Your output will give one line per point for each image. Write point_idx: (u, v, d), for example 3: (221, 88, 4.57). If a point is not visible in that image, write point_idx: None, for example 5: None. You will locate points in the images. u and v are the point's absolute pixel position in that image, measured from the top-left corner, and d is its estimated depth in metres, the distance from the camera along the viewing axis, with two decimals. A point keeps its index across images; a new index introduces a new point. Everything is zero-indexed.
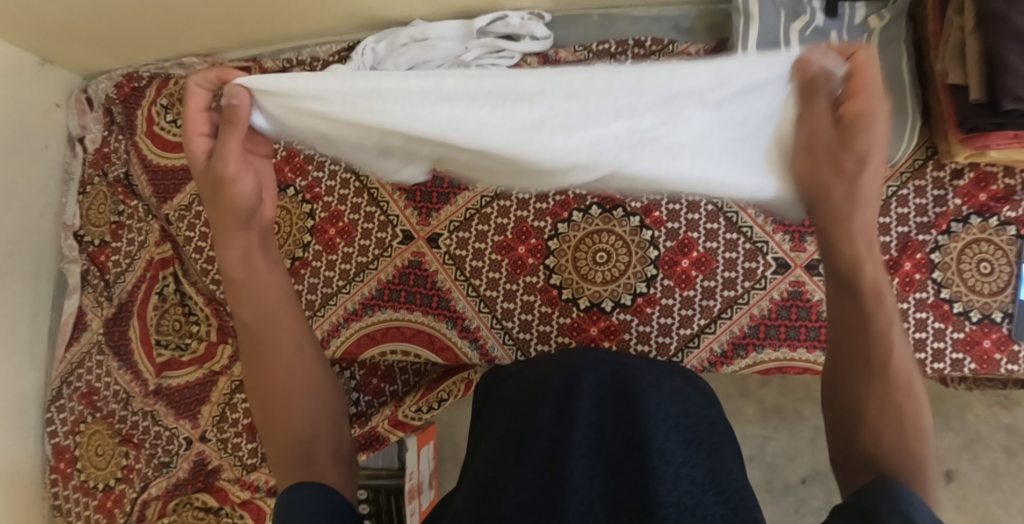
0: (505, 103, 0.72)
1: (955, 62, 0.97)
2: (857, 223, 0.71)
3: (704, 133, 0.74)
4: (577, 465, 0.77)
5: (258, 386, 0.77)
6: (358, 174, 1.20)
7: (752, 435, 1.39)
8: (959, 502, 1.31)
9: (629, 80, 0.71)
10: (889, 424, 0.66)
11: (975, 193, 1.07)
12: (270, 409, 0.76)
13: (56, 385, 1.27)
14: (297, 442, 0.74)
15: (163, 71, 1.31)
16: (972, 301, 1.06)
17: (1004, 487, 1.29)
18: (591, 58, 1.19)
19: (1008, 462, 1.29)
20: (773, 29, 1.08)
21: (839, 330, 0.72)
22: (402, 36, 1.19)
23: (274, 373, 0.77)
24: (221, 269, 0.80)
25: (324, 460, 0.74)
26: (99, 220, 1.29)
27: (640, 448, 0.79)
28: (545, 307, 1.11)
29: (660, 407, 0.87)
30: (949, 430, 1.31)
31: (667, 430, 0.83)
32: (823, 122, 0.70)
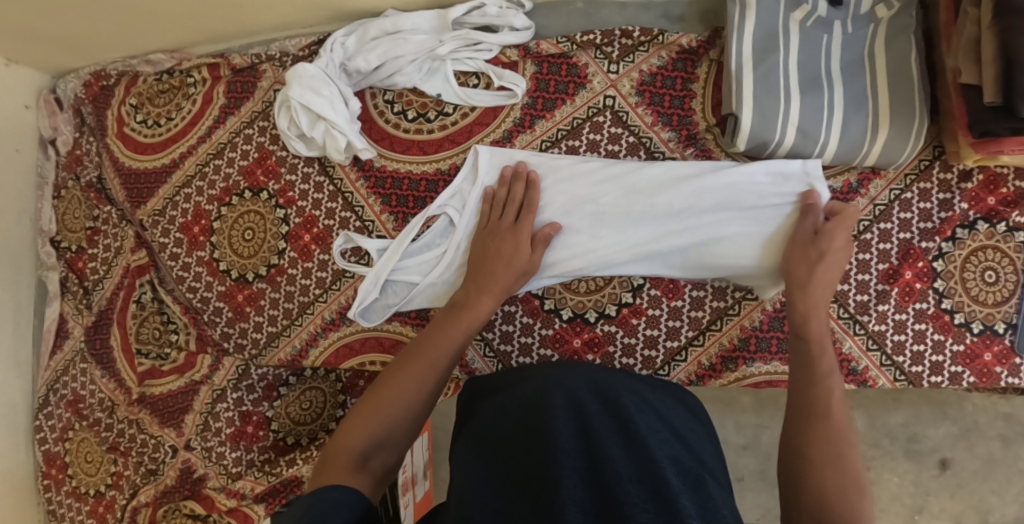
0: (583, 188, 1.04)
1: (969, 58, 0.89)
2: (817, 327, 0.91)
3: (711, 221, 1.00)
4: (569, 496, 0.74)
5: (384, 383, 0.86)
6: (333, 178, 1.14)
7: (746, 424, 1.33)
8: (955, 490, 1.21)
9: (659, 182, 1.02)
10: (836, 481, 0.78)
11: (983, 196, 1.01)
12: (376, 408, 0.83)
13: (43, 393, 1.27)
14: (362, 445, 0.80)
15: (131, 69, 1.25)
16: (975, 311, 1.00)
17: (1000, 475, 1.20)
18: (575, 50, 1.10)
19: (1005, 452, 1.20)
20: (771, 17, 1.00)
21: (798, 407, 0.86)
22: (373, 29, 1.12)
23: (401, 384, 0.85)
24: (454, 307, 0.95)
25: (368, 475, 0.78)
26: (75, 226, 1.27)
27: (643, 480, 0.77)
28: (527, 318, 1.07)
29: (650, 429, 0.84)
30: (946, 419, 1.22)
31: (662, 458, 0.80)
32: (813, 221, 0.95)
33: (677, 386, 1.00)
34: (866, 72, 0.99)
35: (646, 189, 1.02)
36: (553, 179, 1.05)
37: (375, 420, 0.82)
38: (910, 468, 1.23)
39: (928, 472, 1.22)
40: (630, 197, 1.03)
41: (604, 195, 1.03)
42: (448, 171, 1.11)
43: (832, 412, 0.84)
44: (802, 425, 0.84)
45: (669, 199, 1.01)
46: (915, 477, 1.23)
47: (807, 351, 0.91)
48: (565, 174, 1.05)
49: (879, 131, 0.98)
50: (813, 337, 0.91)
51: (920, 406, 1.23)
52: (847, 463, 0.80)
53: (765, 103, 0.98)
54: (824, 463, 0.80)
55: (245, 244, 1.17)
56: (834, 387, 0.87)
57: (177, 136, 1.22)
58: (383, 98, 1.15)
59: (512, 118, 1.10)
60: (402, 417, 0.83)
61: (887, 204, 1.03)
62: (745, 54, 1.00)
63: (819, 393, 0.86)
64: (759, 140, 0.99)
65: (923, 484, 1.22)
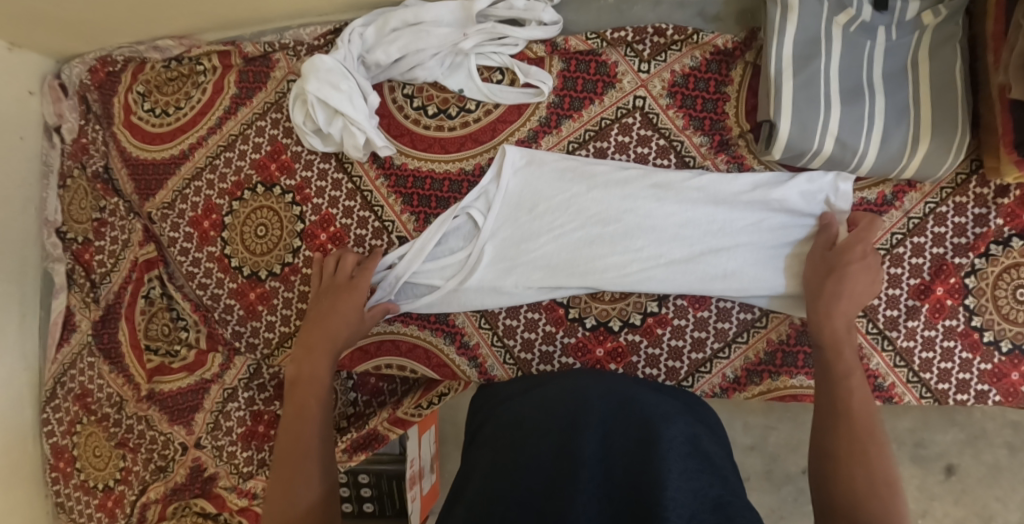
0: (616, 190, 1.02)
1: (1019, 75, 0.86)
2: (845, 341, 0.91)
3: (742, 238, 0.99)
4: (581, 513, 0.73)
5: (286, 463, 0.88)
6: (352, 175, 1.11)
7: (754, 424, 1.31)
8: (958, 497, 1.21)
9: (693, 193, 1.00)
10: (866, 479, 0.77)
11: (1019, 213, 0.98)
12: (286, 488, 0.85)
13: (50, 385, 1.24)
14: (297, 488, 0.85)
15: (138, 55, 1.21)
16: (1004, 330, 0.99)
17: (1005, 481, 1.19)
18: (604, 47, 1.06)
19: (1011, 459, 1.19)
20: (814, 21, 0.96)
21: (827, 408, 0.85)
22: (394, 20, 1.07)
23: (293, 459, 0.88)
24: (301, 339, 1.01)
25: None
26: (82, 217, 1.24)
27: (649, 491, 0.75)
28: (550, 326, 1.05)
29: (672, 442, 0.82)
30: (954, 425, 1.21)
31: (679, 472, 0.77)
32: (831, 236, 0.96)
33: (695, 397, 1.00)
34: (908, 83, 0.96)
35: (683, 197, 1.00)
36: (581, 184, 1.03)
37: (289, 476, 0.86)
38: (915, 473, 1.22)
39: (933, 477, 1.22)
40: (664, 205, 1.01)
41: (638, 201, 1.01)
42: (472, 171, 1.08)
43: (857, 410, 0.84)
44: (834, 423, 0.83)
45: (707, 211, 1.00)
46: (920, 481, 1.22)
47: (826, 354, 0.91)
48: (600, 180, 1.02)
49: (920, 145, 0.95)
50: (833, 342, 0.90)
51: (930, 411, 1.22)
52: (876, 461, 0.78)
53: (805, 112, 0.94)
54: (854, 456, 0.79)
55: (257, 241, 1.14)
56: (858, 387, 0.86)
57: (187, 127, 1.17)
58: (402, 92, 1.11)
59: (537, 118, 1.06)
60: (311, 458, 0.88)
61: (921, 217, 1.00)
62: (785, 59, 0.96)
63: (841, 395, 0.86)
64: (796, 150, 0.96)
65: (928, 488, 1.22)
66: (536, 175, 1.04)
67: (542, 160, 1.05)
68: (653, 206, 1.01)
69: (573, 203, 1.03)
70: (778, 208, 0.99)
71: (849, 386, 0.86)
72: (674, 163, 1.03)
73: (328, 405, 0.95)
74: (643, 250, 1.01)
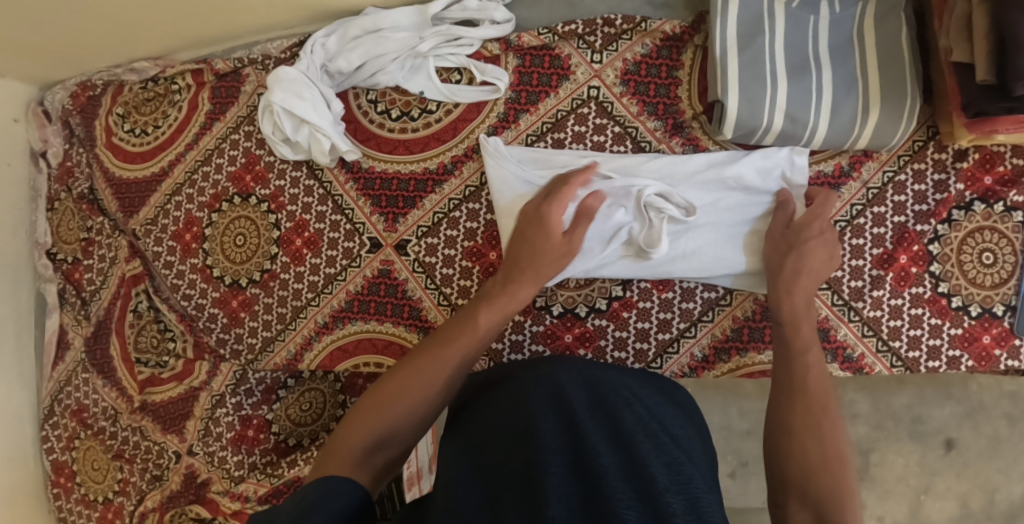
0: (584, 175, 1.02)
1: (961, 36, 0.87)
2: (802, 316, 0.92)
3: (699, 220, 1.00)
4: (553, 493, 0.73)
5: (425, 365, 0.86)
6: (322, 181, 1.15)
7: None
8: (960, 471, 1.13)
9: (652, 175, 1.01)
10: (818, 454, 0.77)
11: (979, 176, 0.99)
12: (406, 396, 0.83)
13: (48, 403, 1.29)
14: (412, 402, 0.83)
15: (116, 78, 1.26)
16: (972, 294, 0.98)
17: (1007, 454, 1.12)
18: (557, 41, 1.09)
19: (1011, 431, 1.12)
20: (755, 1, 0.98)
21: (783, 386, 0.86)
22: (354, 29, 1.11)
23: (404, 405, 0.83)
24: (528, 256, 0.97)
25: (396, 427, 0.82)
26: (70, 238, 1.28)
27: (620, 471, 0.76)
28: (519, 316, 1.07)
29: (641, 427, 0.83)
30: (950, 399, 1.13)
31: (650, 452, 0.79)
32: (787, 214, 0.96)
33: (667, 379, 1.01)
34: (854, 54, 0.96)
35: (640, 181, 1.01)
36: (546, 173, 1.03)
37: (389, 409, 0.82)
38: (914, 450, 1.15)
39: (933, 453, 1.14)
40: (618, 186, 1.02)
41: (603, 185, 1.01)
42: (436, 169, 1.11)
43: (813, 386, 0.84)
44: (787, 397, 0.84)
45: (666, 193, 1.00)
46: (920, 458, 1.15)
47: (786, 331, 0.92)
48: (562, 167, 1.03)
49: (869, 114, 0.95)
50: (793, 318, 0.92)
51: (924, 385, 1.15)
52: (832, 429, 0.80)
53: (752, 89, 0.96)
54: (807, 430, 0.79)
55: (237, 250, 1.18)
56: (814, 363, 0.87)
57: (165, 144, 1.23)
58: (367, 97, 1.14)
59: (496, 114, 1.09)
60: (416, 417, 0.83)
61: (880, 187, 1.01)
62: (730, 39, 0.97)
63: (800, 370, 0.86)
64: (747, 127, 0.97)
65: (930, 464, 1.14)
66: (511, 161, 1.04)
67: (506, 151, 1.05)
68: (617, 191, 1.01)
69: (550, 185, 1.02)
70: (734, 186, 0.99)
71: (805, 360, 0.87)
72: (629, 147, 1.05)
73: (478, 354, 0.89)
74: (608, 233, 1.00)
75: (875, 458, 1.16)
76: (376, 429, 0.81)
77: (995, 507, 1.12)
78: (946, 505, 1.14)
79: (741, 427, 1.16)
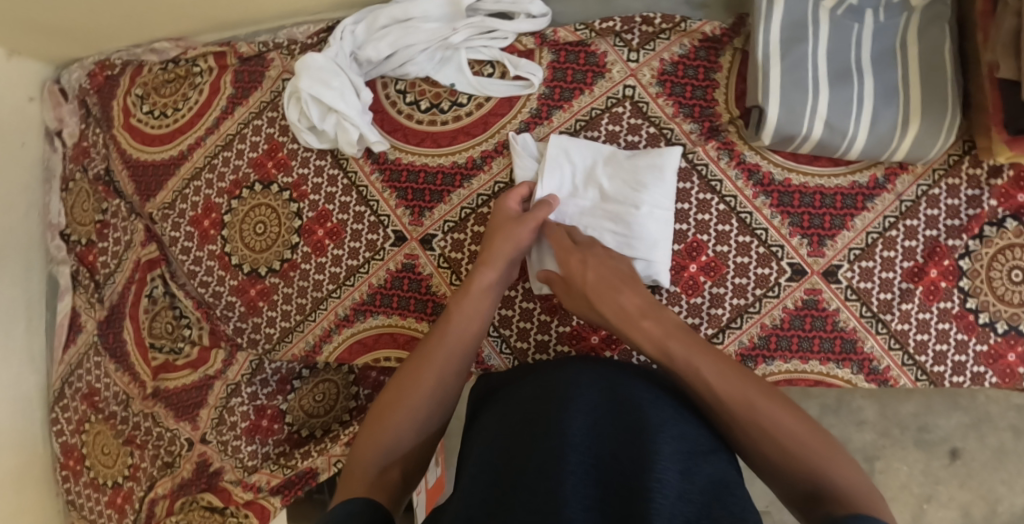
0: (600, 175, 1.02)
1: (1008, 52, 0.86)
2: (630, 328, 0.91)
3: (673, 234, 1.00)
4: (571, 494, 0.68)
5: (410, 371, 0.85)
6: (347, 170, 1.13)
7: None
8: (963, 481, 1.14)
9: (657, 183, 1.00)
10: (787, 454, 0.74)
11: (1012, 193, 0.98)
12: (397, 401, 0.82)
13: (58, 386, 1.28)
14: (409, 409, 0.81)
15: (136, 58, 1.24)
16: (999, 311, 0.98)
17: (1012, 466, 1.12)
18: (593, 38, 1.07)
19: (1017, 443, 1.12)
20: (800, 7, 0.96)
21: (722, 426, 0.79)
22: (383, 17, 1.08)
23: (403, 418, 0.81)
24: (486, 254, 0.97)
25: (400, 436, 0.80)
26: (85, 219, 1.27)
27: (638, 469, 0.71)
28: (544, 315, 1.06)
29: (667, 425, 0.79)
30: (958, 409, 1.14)
31: (673, 453, 0.75)
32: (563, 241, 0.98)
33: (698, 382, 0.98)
34: (897, 64, 0.95)
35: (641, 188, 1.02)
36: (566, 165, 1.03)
37: (389, 427, 0.80)
38: (920, 457, 1.15)
39: (938, 462, 1.15)
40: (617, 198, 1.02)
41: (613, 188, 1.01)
42: (464, 164, 1.09)
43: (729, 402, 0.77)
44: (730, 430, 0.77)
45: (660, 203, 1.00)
46: (925, 466, 1.15)
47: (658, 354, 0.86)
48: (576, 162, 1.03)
49: (909, 127, 0.95)
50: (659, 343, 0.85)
51: (933, 395, 1.15)
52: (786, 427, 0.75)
53: (793, 95, 0.95)
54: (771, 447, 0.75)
55: (256, 237, 1.16)
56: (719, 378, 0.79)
57: (185, 128, 1.20)
58: (395, 87, 1.11)
59: (528, 109, 1.07)
60: (418, 425, 0.81)
61: (914, 200, 1.00)
62: (772, 45, 0.96)
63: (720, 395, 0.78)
64: (785, 134, 0.97)
65: (934, 473, 1.15)
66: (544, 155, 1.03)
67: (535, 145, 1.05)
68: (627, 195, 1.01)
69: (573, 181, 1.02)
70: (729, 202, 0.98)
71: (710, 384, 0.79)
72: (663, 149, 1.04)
73: (461, 351, 0.88)
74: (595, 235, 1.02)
75: (880, 465, 1.16)
76: (379, 449, 0.78)
77: (996, 518, 1.12)
78: (948, 513, 1.14)
79: None
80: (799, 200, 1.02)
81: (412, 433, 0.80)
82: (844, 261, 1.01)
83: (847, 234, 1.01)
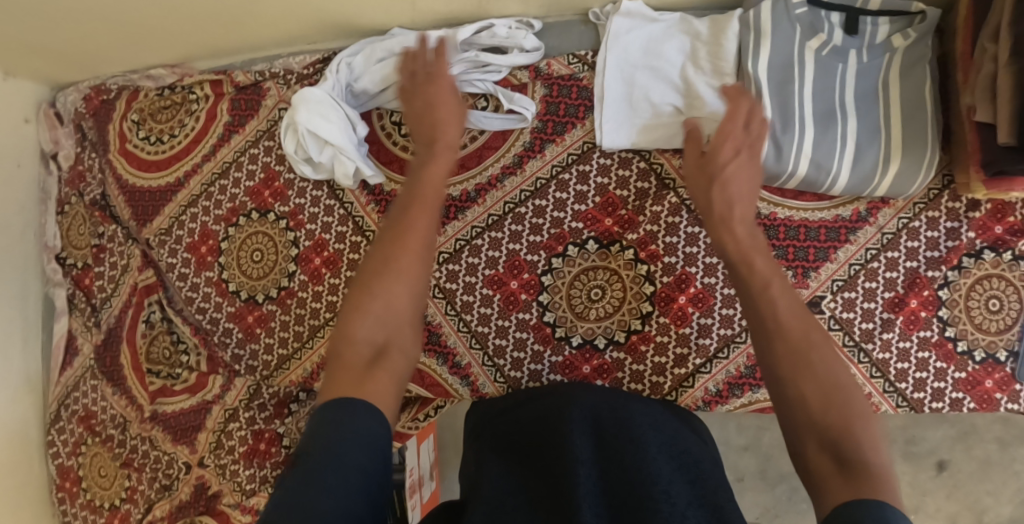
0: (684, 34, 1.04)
1: (986, 96, 0.89)
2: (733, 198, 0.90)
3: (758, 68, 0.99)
4: (581, 500, 0.73)
5: (386, 237, 0.87)
6: (343, 201, 1.14)
7: (747, 424, 1.25)
8: (951, 492, 1.19)
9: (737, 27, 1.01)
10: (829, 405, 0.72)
11: (990, 225, 1.02)
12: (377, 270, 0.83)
13: (55, 408, 1.29)
14: (387, 279, 0.82)
15: (133, 84, 1.25)
16: (978, 339, 1.02)
17: (996, 477, 1.18)
18: (586, 71, 1.09)
19: (1001, 454, 1.17)
20: (787, 46, 0.98)
21: (773, 338, 0.78)
22: (381, 50, 1.09)
23: (385, 293, 0.81)
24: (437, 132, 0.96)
25: (396, 306, 0.82)
26: (81, 243, 1.28)
27: (642, 487, 0.76)
28: (538, 345, 1.08)
29: (657, 445, 0.84)
30: (945, 421, 1.19)
31: (668, 469, 0.81)
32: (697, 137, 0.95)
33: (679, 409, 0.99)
34: (879, 103, 0.98)
35: (744, 29, 1.01)
36: (652, 27, 1.05)
37: (373, 308, 0.81)
38: (908, 470, 1.20)
39: (926, 473, 1.20)
40: (707, 50, 1.03)
41: (699, 46, 1.03)
42: (459, 197, 1.11)
43: (788, 323, 0.79)
44: (780, 346, 0.77)
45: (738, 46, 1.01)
46: (912, 478, 1.20)
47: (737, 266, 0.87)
48: (671, 20, 1.05)
49: (891, 165, 0.98)
50: (743, 256, 0.87)
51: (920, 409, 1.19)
52: (834, 373, 0.74)
53: (781, 133, 0.97)
54: (799, 372, 0.75)
55: (254, 265, 1.17)
56: (777, 295, 0.82)
57: (182, 154, 1.22)
58: (391, 119, 1.14)
59: (522, 143, 1.10)
60: (405, 301, 0.82)
61: (894, 233, 1.03)
62: (761, 84, 0.98)
63: (765, 307, 0.81)
64: (772, 172, 1.00)
65: (921, 484, 1.20)
66: (629, 25, 1.05)
67: (514, 193, 1.10)
68: (706, 51, 1.03)
69: (659, 46, 1.05)
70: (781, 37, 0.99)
71: (770, 298, 0.81)
72: (672, 201, 1.06)
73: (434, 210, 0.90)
74: (666, 99, 1.04)
75: None
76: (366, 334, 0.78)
77: None
78: None
79: (738, 442, 1.25)
80: (784, 233, 1.05)
81: (403, 302, 0.82)
82: (828, 292, 1.04)
83: (830, 266, 1.04)
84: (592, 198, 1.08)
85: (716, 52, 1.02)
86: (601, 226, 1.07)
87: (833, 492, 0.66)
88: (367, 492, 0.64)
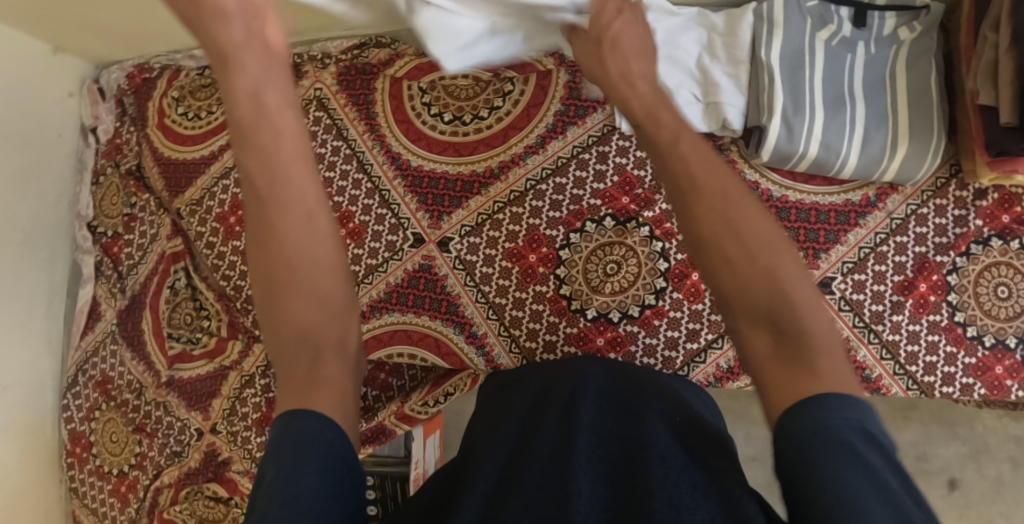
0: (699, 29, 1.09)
1: (987, 81, 0.94)
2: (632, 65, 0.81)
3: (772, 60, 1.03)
4: (581, 468, 0.73)
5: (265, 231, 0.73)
6: (371, 175, 1.19)
7: (756, 435, 1.25)
8: (962, 512, 1.19)
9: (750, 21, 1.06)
10: (765, 280, 0.65)
11: (997, 215, 1.05)
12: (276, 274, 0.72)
13: (72, 373, 1.32)
14: (292, 274, 0.72)
15: (174, 63, 1.31)
16: (987, 325, 1.04)
17: (1010, 498, 1.18)
18: None
19: (1014, 475, 1.18)
20: (798, 37, 1.04)
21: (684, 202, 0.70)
22: None
23: (296, 296, 0.72)
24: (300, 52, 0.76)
25: (314, 297, 0.73)
26: (112, 212, 1.33)
27: (639, 455, 0.76)
28: (553, 317, 1.11)
29: (663, 414, 0.81)
30: (956, 438, 1.20)
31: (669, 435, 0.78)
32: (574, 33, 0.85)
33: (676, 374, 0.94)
34: (887, 92, 1.03)
35: (760, 21, 1.06)
36: (669, 19, 1.08)
37: (289, 316, 0.72)
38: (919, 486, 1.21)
39: (937, 492, 1.21)
40: (724, 40, 1.07)
41: (716, 36, 1.08)
42: (483, 173, 1.16)
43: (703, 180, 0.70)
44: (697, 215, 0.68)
45: (754, 38, 1.06)
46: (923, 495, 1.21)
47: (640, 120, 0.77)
48: (687, 12, 1.09)
49: (897, 150, 1.03)
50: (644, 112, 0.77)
51: (931, 425, 1.21)
52: (753, 242, 0.66)
53: (792, 118, 1.02)
54: (718, 243, 0.66)
55: None
56: (687, 149, 0.72)
57: (217, 129, 1.26)
58: (421, 100, 1.19)
59: (545, 125, 1.15)
60: (319, 291, 0.73)
61: (903, 218, 1.07)
62: (774, 71, 1.03)
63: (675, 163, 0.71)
64: (782, 154, 1.04)
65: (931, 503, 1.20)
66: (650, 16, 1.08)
67: (535, 170, 1.14)
68: (723, 42, 1.07)
69: (678, 35, 1.08)
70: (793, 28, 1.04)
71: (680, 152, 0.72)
72: None
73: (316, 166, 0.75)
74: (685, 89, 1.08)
75: None
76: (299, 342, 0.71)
77: None
78: None
79: (746, 452, 1.24)
80: (795, 215, 1.09)
81: (324, 284, 0.73)
82: (838, 273, 1.08)
83: (841, 248, 1.08)
84: (610, 177, 1.12)
85: (734, 42, 1.07)
86: (618, 203, 1.11)
87: (769, 375, 0.64)
88: (334, 489, 0.63)
